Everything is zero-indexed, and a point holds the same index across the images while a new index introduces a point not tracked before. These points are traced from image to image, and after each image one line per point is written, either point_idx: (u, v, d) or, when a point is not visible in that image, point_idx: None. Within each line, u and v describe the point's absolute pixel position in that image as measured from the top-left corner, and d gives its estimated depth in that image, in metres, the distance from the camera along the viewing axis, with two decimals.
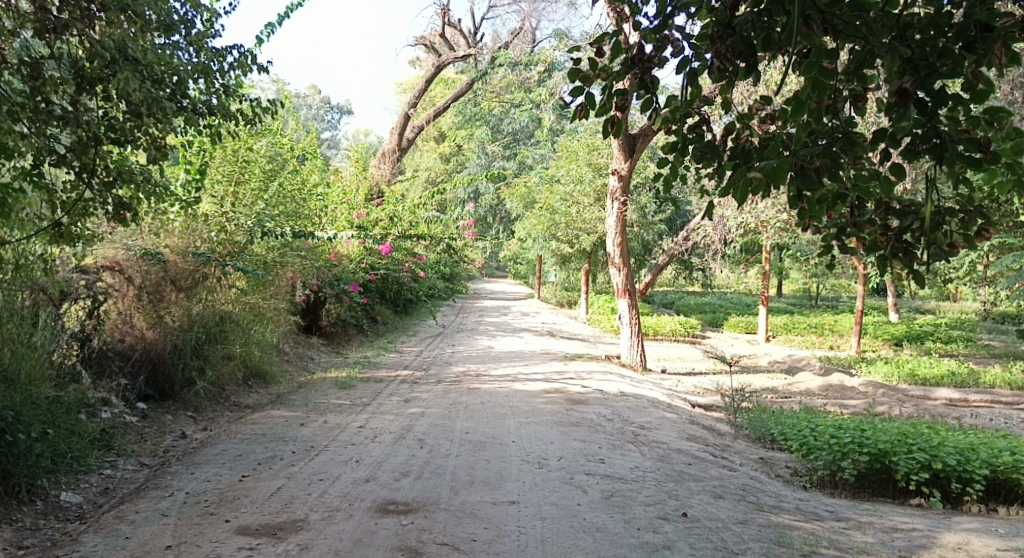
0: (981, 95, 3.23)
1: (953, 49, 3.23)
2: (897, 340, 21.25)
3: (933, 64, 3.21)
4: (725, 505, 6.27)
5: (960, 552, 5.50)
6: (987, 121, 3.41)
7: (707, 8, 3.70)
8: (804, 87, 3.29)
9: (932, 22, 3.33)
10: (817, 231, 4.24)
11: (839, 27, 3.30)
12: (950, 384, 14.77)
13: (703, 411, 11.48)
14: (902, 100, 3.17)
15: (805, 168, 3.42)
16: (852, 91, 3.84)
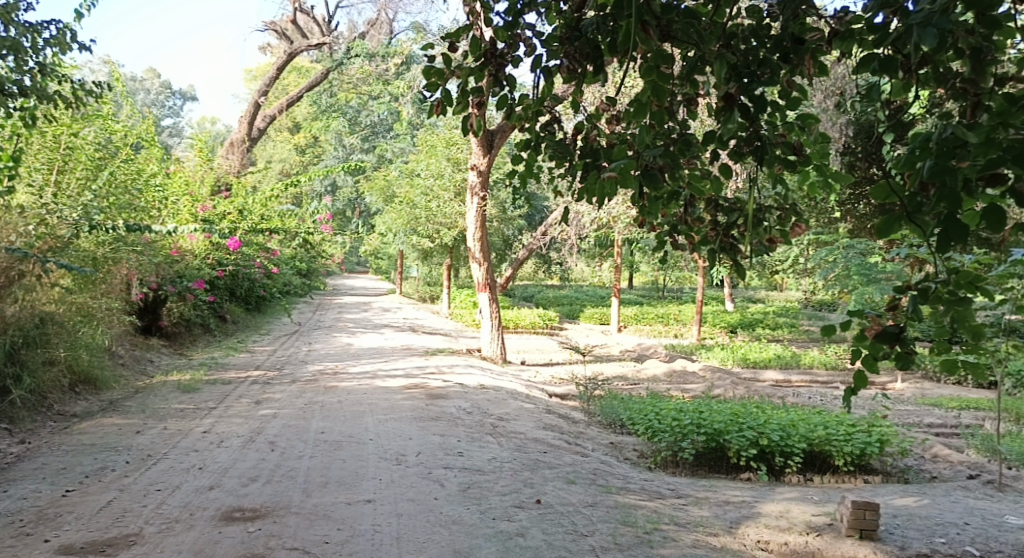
0: (794, 102, 3.51)
1: (772, 59, 3.45)
2: (733, 327, 22.58)
3: (755, 71, 3.41)
4: (576, 489, 6.47)
5: (782, 520, 5.92)
6: (800, 126, 3.78)
7: (557, 10, 3.83)
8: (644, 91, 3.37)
9: (753, 33, 3.57)
10: (653, 228, 4.39)
11: (673, 32, 3.42)
12: (777, 366, 15.92)
13: (560, 401, 11.82)
14: (728, 104, 3.31)
15: (651, 167, 3.45)
16: (687, 94, 4.01)
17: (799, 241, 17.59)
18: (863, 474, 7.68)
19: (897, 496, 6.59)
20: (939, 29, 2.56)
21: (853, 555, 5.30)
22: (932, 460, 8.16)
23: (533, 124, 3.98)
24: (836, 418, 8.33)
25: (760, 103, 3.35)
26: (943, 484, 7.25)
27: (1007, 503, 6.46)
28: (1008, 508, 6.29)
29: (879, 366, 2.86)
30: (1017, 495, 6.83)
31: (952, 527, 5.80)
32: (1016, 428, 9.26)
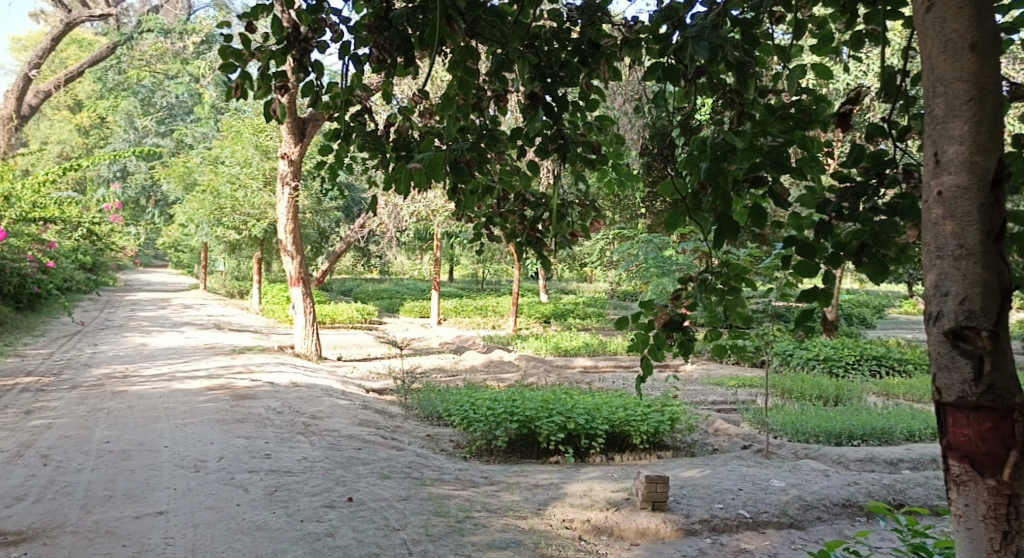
0: (592, 104, 3.74)
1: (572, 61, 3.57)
2: (545, 318, 23.36)
3: (556, 73, 3.43)
4: (390, 484, 6.49)
5: (586, 498, 6.26)
6: (598, 128, 4.00)
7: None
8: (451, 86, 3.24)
9: (556, 35, 3.76)
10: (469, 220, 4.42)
11: (479, 28, 3.41)
12: (586, 353, 16.71)
13: (376, 395, 11.76)
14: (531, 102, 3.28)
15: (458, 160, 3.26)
16: (496, 91, 3.94)
17: (602, 234, 18.48)
18: (657, 450, 8.28)
19: (684, 469, 7.17)
20: (710, 42, 2.72)
21: (647, 526, 5.73)
22: (714, 434, 8.93)
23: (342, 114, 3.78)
24: (635, 400, 8.89)
25: (564, 104, 3.37)
26: (723, 456, 7.97)
27: (774, 468, 7.22)
28: (774, 473, 7.02)
29: (664, 354, 3.07)
30: (783, 461, 7.65)
31: (728, 493, 6.40)
32: (785, 402, 10.32)
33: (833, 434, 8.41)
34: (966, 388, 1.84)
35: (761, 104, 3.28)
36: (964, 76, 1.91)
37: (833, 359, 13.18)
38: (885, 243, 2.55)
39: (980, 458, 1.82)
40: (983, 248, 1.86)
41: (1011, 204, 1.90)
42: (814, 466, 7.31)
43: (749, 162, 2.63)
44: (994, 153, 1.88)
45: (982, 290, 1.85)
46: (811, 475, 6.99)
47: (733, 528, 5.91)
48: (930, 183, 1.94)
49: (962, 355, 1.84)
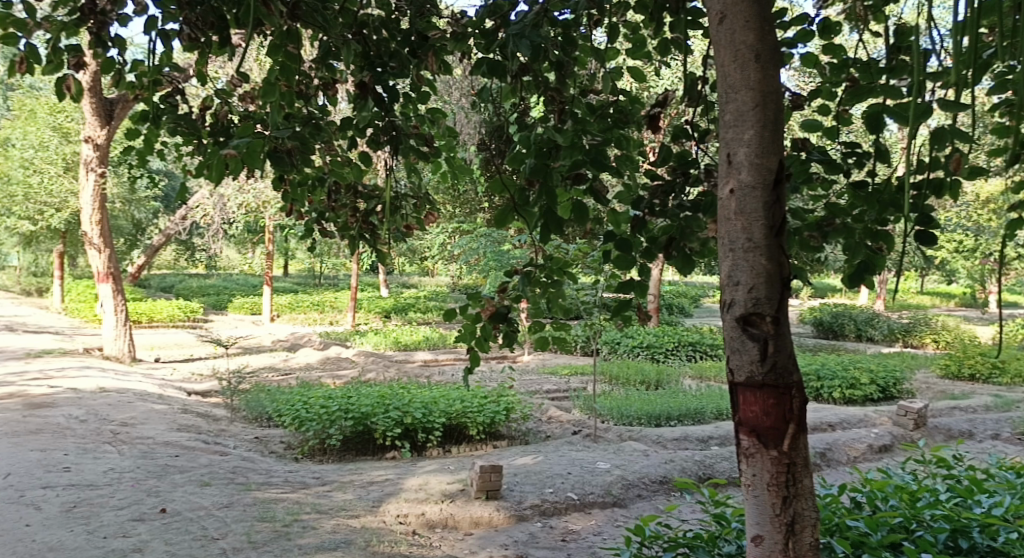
0: (424, 97, 3.60)
1: (401, 52, 3.46)
2: (384, 312, 23.08)
3: (386, 62, 3.30)
4: (209, 492, 6.23)
5: (421, 492, 6.29)
6: (430, 119, 3.73)
7: None
8: (272, 71, 3.07)
9: (383, 24, 3.53)
10: (300, 216, 4.00)
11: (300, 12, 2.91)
12: (426, 348, 16.73)
13: (200, 398, 11.23)
14: (361, 92, 3.17)
15: (279, 149, 3.00)
16: (323, 78, 3.71)
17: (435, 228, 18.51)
18: (492, 440, 8.44)
19: (518, 457, 7.37)
20: (533, 40, 2.72)
21: (480, 515, 5.86)
22: (548, 421, 9.20)
23: (151, 94, 3.49)
24: (472, 391, 8.99)
25: (394, 93, 3.24)
26: (556, 442, 8.26)
27: (600, 451, 7.56)
28: (601, 455, 7.36)
29: (489, 346, 3.08)
30: (608, 444, 8.04)
31: (558, 477, 6.64)
32: (612, 389, 10.80)
33: (653, 416, 8.94)
34: (754, 369, 2.01)
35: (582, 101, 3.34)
36: (751, 84, 2.08)
37: (654, 346, 13.92)
38: (689, 237, 2.74)
39: (765, 431, 2.00)
40: (767, 241, 2.04)
41: (791, 202, 2.10)
42: (636, 447, 7.72)
43: (570, 160, 2.74)
44: (776, 156, 2.07)
45: (767, 280, 2.03)
46: (633, 456, 7.39)
47: (562, 511, 6.16)
48: (724, 182, 2.10)
49: (751, 338, 2.02)
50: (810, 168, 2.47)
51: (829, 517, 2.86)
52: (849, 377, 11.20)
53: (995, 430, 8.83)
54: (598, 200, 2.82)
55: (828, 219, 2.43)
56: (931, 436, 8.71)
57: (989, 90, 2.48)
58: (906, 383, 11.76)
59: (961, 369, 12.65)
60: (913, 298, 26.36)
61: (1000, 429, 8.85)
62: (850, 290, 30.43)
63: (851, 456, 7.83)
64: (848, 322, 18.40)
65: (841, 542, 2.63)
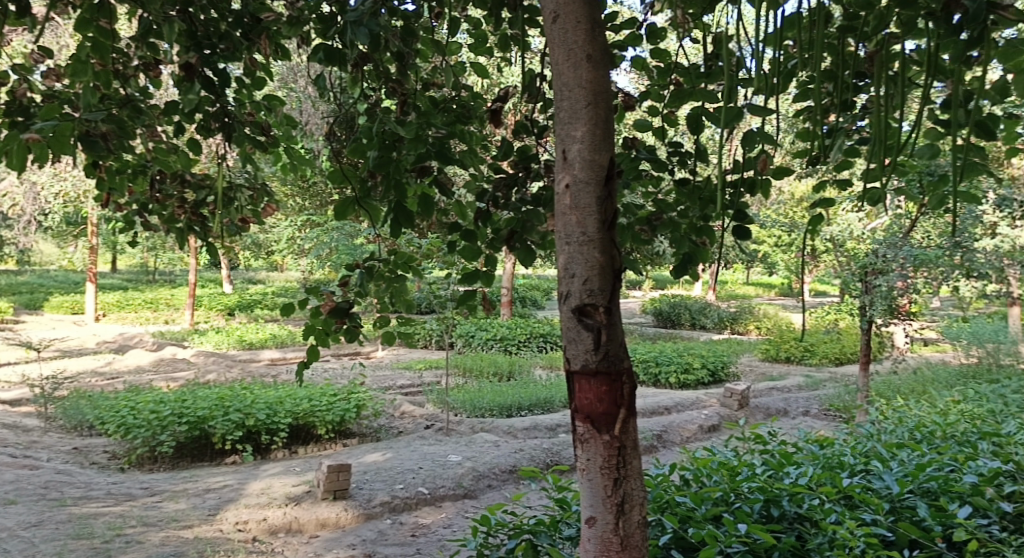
0: (259, 84, 3.33)
1: (233, 34, 3.13)
2: (227, 310, 22.13)
3: (214, 44, 3.05)
4: (17, 510, 5.74)
5: (262, 497, 6.11)
6: (265, 107, 3.48)
7: None
8: (82, 48, 2.86)
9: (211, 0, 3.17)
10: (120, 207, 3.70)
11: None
12: (273, 346, 16.23)
13: (10, 409, 10.35)
14: (187, 74, 2.96)
15: (92, 133, 2.76)
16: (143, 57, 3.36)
17: (279, 222, 17.94)
18: (341, 438, 8.31)
19: (368, 454, 7.30)
20: (370, 30, 2.58)
21: (327, 516, 5.78)
22: (400, 417, 9.15)
23: None
24: (318, 389, 8.78)
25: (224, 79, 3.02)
26: (407, 437, 8.26)
27: (452, 444, 7.62)
28: (452, 448, 7.42)
29: (330, 340, 3.06)
30: (460, 436, 8.12)
31: (409, 473, 6.64)
32: (465, 381, 10.90)
33: (505, 407, 9.11)
34: (588, 357, 2.02)
35: (424, 94, 3.30)
36: (582, 83, 2.10)
37: (508, 338, 14.13)
38: (530, 230, 2.80)
39: (599, 417, 2.03)
40: (600, 235, 2.06)
41: (622, 198, 2.13)
42: (487, 437, 7.84)
43: (416, 152, 2.67)
44: (607, 152, 2.09)
45: (600, 272, 2.05)
46: (483, 446, 7.49)
47: (412, 506, 6.18)
48: (559, 177, 2.11)
49: (585, 328, 2.03)
50: (639, 166, 2.62)
51: (659, 495, 3.04)
52: (682, 362, 11.83)
53: (806, 406, 9.57)
54: (443, 192, 2.81)
55: (657, 214, 2.60)
56: (754, 414, 9.34)
57: (793, 96, 2.71)
58: (732, 366, 12.54)
59: (779, 353, 13.63)
60: (740, 287, 28.00)
61: (810, 405, 9.62)
62: (686, 281, 32.06)
63: (683, 437, 8.28)
64: (684, 312, 19.32)
65: (669, 518, 2.81)
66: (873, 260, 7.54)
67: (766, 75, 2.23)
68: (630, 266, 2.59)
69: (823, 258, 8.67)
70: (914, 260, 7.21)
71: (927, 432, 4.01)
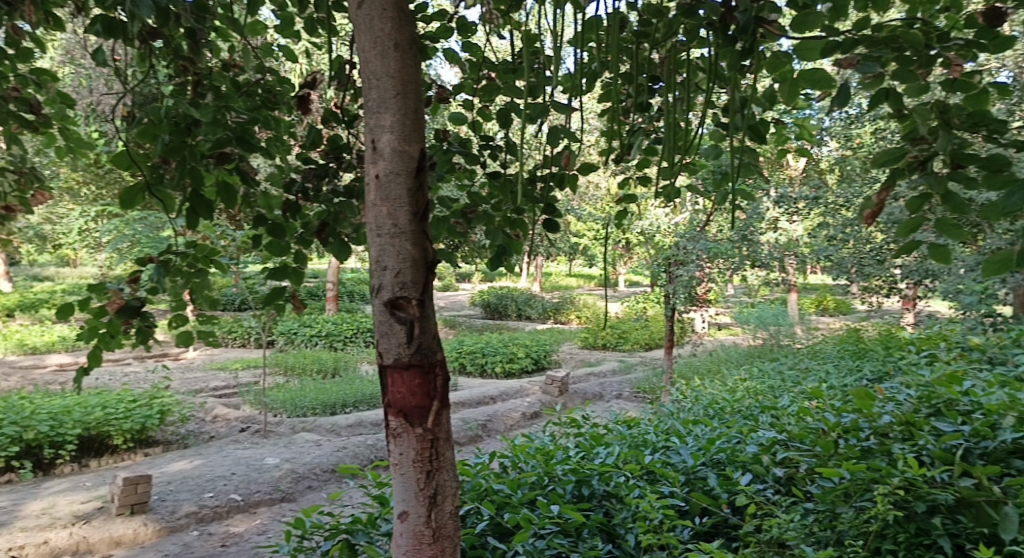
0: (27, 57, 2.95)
1: None
2: (11, 311, 20.09)
3: None
4: None
5: (44, 517, 5.60)
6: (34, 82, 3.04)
7: None
8: None
9: None
10: None
11: None
12: (64, 350, 14.92)
13: None
14: None
15: None
16: None
17: (71, 213, 16.50)
18: (142, 447, 7.79)
19: (171, 464, 6.91)
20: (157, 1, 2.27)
21: (122, 534, 5.42)
22: (211, 421, 8.71)
23: None
24: (112, 395, 8.08)
25: None
26: (219, 443, 7.93)
27: (269, 446, 7.39)
28: (269, 451, 7.19)
29: (120, 343, 2.83)
30: (278, 438, 7.89)
31: (219, 480, 6.38)
32: (285, 380, 10.59)
33: (327, 405, 8.91)
34: (401, 350, 2.01)
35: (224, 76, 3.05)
36: (392, 73, 2.06)
37: (333, 334, 13.85)
38: (343, 222, 2.71)
39: (411, 411, 2.03)
40: (411, 227, 2.04)
41: (433, 190, 2.12)
42: (307, 438, 7.68)
43: (214, 137, 2.53)
44: (419, 144, 2.07)
45: (412, 265, 2.03)
46: (303, 447, 7.32)
47: (222, 515, 5.93)
48: (369, 167, 2.06)
49: (397, 322, 2.01)
50: (451, 159, 2.64)
51: (478, 484, 3.09)
52: (507, 352, 12.11)
53: (620, 390, 10.05)
54: (245, 181, 2.68)
55: (471, 208, 2.63)
56: (572, 399, 9.72)
57: (596, 96, 2.84)
58: (553, 354, 12.97)
59: (596, 340, 14.21)
60: (563, 277, 28.92)
61: (623, 389, 10.12)
62: (507, 273, 32.66)
63: (507, 425, 8.49)
64: (510, 303, 19.69)
65: (485, 505, 2.88)
66: (675, 252, 8.09)
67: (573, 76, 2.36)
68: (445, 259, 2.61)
69: (636, 250, 9.11)
70: (710, 252, 7.91)
71: (718, 409, 4.36)
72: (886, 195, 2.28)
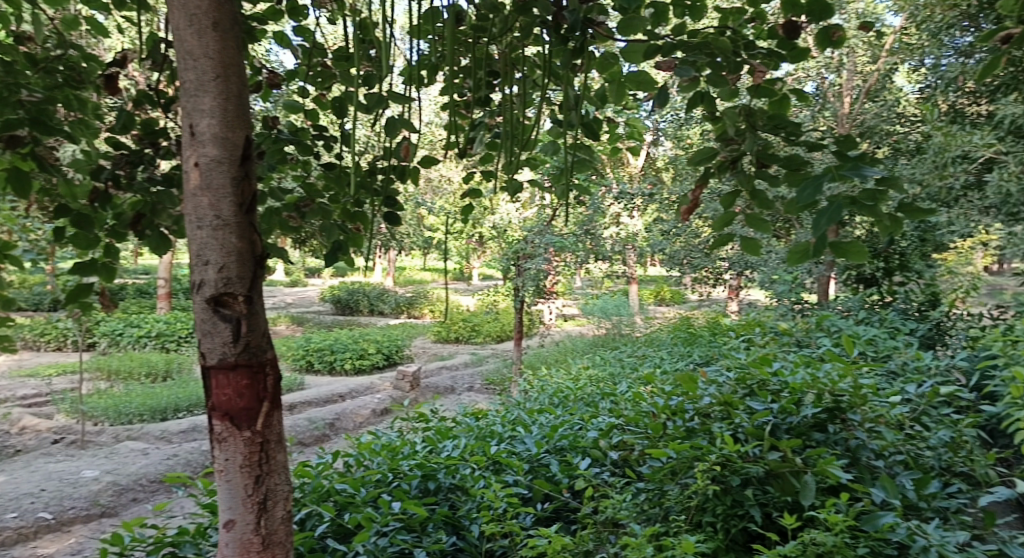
0: None
1: None
2: None
3: None
4: None
5: None
6: None
7: None
8: None
9: None
10: None
11: None
12: None
13: None
14: None
15: None
16: None
17: None
18: None
19: None
20: None
21: None
22: (18, 433, 7.99)
23: None
24: None
25: None
26: (27, 456, 7.35)
27: (86, 458, 6.95)
28: (85, 463, 6.76)
29: None
30: (98, 449, 7.43)
31: (26, 498, 5.93)
32: (110, 386, 10.00)
33: (157, 410, 8.46)
34: (226, 350, 1.95)
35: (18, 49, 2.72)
36: (211, 53, 1.98)
37: (166, 334, 13.16)
38: (161, 213, 2.57)
39: (238, 413, 1.98)
40: (236, 219, 1.98)
41: (259, 179, 2.06)
42: (131, 447, 7.31)
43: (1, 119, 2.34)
44: (243, 130, 2.00)
45: (237, 259, 1.97)
46: (127, 457, 6.95)
47: (28, 536, 5.52)
48: (187, 154, 1.98)
49: (222, 320, 1.95)
50: (282, 148, 2.56)
51: (319, 485, 3.01)
52: (357, 348, 12.00)
53: (471, 383, 10.14)
54: (41, 167, 2.47)
55: (305, 201, 2.58)
56: (422, 394, 9.75)
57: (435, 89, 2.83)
58: (405, 349, 12.91)
59: (448, 334, 14.30)
60: (415, 271, 28.84)
61: (474, 381, 10.22)
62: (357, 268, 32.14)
63: (358, 422, 8.43)
64: (361, 298, 19.40)
65: (325, 506, 2.83)
66: (523, 246, 8.24)
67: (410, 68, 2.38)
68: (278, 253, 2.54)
69: (487, 243, 9.18)
70: (555, 245, 8.08)
71: (562, 397, 4.50)
72: (701, 192, 2.43)
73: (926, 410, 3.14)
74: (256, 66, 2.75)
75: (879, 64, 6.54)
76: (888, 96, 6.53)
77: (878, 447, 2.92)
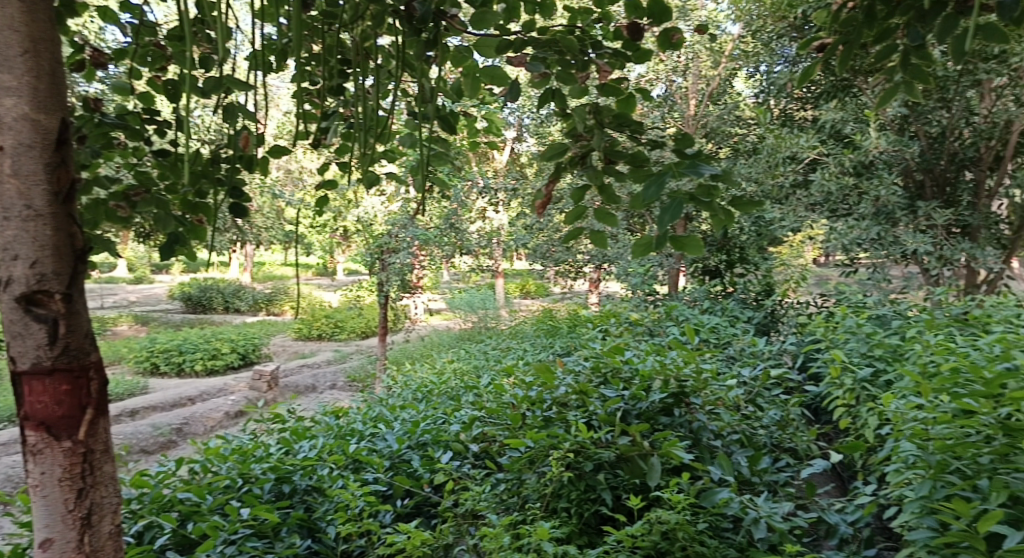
0: None
1: None
2: None
3: None
4: None
5: None
6: None
7: None
8: None
9: None
10: None
11: None
12: None
13: None
14: None
15: None
16: None
17: None
18: None
19: None
20: None
21: None
22: None
23: None
24: None
25: None
26: None
27: None
28: None
29: None
30: None
31: None
32: None
33: None
34: (41, 354, 1.81)
35: None
36: (16, 26, 1.82)
37: None
38: None
39: (57, 422, 1.84)
40: (51, 209, 1.82)
41: (78, 166, 1.91)
42: None
43: None
44: (56, 113, 1.85)
45: (53, 253, 1.82)
46: None
47: None
48: None
49: (35, 321, 1.81)
50: (106, 132, 2.36)
51: (159, 496, 2.88)
52: (209, 348, 11.59)
53: (333, 380, 9.98)
54: None
55: (136, 190, 2.33)
56: (281, 394, 9.51)
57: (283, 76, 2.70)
58: (262, 348, 12.54)
59: (310, 331, 14.05)
60: (274, 265, 28.06)
61: (337, 379, 10.06)
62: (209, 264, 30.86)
63: (209, 426, 8.13)
64: (215, 295, 18.64)
65: (166, 518, 2.74)
66: (387, 240, 8.16)
67: (256, 50, 2.27)
68: (105, 248, 2.29)
69: (352, 238, 9.06)
70: (419, 239, 8.14)
71: (426, 392, 4.51)
72: (553, 187, 2.49)
73: (760, 392, 3.35)
74: (77, 42, 2.53)
75: (720, 70, 6.91)
76: (729, 100, 6.98)
77: (717, 428, 3.09)
